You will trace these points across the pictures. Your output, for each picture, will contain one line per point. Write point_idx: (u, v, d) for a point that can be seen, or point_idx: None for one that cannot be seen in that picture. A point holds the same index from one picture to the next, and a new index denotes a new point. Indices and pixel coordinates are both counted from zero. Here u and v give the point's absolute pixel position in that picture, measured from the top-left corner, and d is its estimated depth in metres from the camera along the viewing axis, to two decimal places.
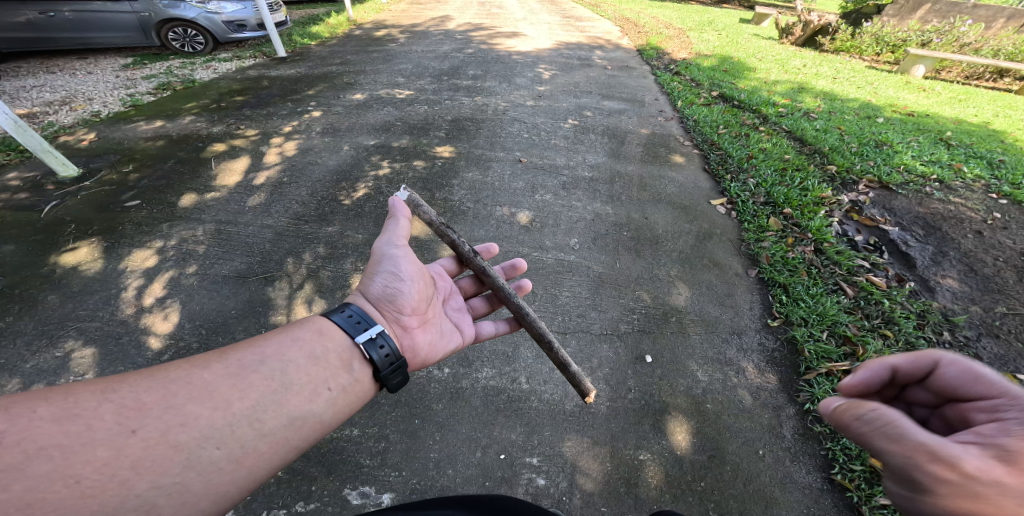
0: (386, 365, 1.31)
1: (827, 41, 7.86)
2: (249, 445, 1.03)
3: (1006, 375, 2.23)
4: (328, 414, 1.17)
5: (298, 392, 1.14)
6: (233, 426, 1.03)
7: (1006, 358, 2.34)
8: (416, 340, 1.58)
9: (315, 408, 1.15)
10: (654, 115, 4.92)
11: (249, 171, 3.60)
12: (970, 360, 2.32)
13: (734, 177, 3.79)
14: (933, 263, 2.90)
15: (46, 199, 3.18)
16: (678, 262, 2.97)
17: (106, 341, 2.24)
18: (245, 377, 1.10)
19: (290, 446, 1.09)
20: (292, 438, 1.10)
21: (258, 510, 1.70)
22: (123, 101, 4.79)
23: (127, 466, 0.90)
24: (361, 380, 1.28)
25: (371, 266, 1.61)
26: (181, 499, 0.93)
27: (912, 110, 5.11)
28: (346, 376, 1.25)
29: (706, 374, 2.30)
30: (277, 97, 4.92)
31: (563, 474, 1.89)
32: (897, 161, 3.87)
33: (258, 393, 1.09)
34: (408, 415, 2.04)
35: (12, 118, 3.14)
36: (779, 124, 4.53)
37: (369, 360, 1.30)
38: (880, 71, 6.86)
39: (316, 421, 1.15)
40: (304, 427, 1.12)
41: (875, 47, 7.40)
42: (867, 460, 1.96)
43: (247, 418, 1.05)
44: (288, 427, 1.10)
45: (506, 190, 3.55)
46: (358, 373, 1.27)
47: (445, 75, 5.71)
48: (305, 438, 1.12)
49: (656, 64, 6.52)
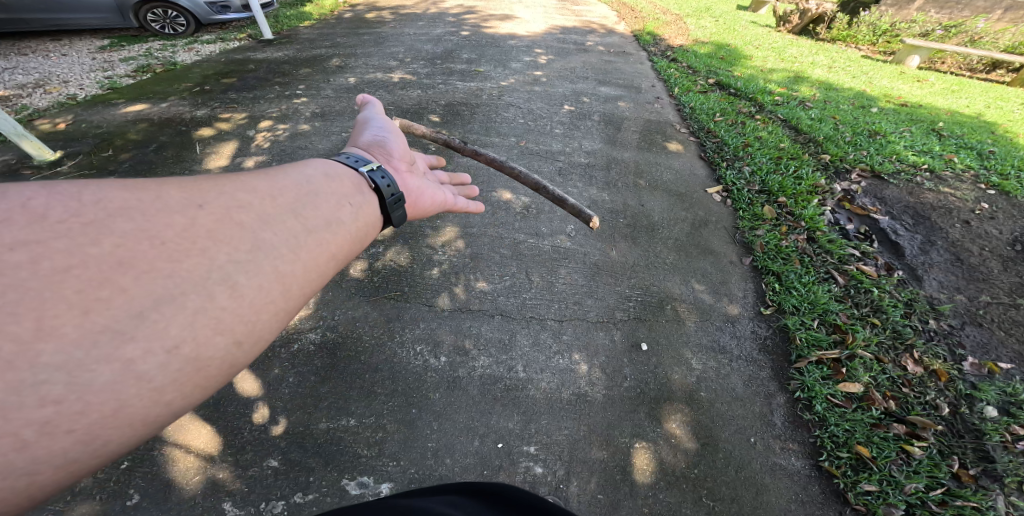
0: (390, 195, 1.10)
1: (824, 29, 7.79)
2: (307, 240, 0.84)
3: (987, 364, 2.28)
4: (354, 227, 0.97)
5: (309, 201, 0.90)
6: (280, 218, 0.83)
7: (988, 346, 2.38)
8: (410, 179, 1.36)
9: (340, 218, 0.94)
10: (651, 101, 4.87)
11: (236, 155, 3.50)
12: (954, 348, 2.35)
13: (730, 164, 3.77)
14: (921, 252, 2.93)
15: (22, 185, 3.06)
16: (674, 249, 2.96)
17: None
18: (242, 182, 0.83)
19: (327, 255, 0.87)
20: (326, 250, 0.88)
21: (255, 503, 1.67)
22: (101, 83, 4.61)
23: (200, 238, 0.71)
24: (374, 203, 1.07)
25: (354, 133, 1.47)
26: (215, 307, 0.68)
27: (906, 100, 5.12)
28: (360, 196, 1.03)
29: (700, 361, 2.31)
30: (263, 80, 4.77)
31: (560, 462, 1.89)
32: (890, 150, 3.86)
33: (289, 195, 0.89)
34: (404, 405, 2.02)
35: None
36: (775, 112, 4.50)
37: (376, 187, 1.10)
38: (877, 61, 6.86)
39: (344, 230, 0.94)
40: (336, 236, 0.91)
41: (872, 36, 7.41)
42: (853, 448, 1.98)
43: (289, 211, 0.85)
44: (317, 236, 0.87)
45: (502, 176, 3.50)
46: (369, 195, 1.06)
47: (439, 58, 5.59)
48: (341, 248, 0.91)
49: (653, 49, 6.44)
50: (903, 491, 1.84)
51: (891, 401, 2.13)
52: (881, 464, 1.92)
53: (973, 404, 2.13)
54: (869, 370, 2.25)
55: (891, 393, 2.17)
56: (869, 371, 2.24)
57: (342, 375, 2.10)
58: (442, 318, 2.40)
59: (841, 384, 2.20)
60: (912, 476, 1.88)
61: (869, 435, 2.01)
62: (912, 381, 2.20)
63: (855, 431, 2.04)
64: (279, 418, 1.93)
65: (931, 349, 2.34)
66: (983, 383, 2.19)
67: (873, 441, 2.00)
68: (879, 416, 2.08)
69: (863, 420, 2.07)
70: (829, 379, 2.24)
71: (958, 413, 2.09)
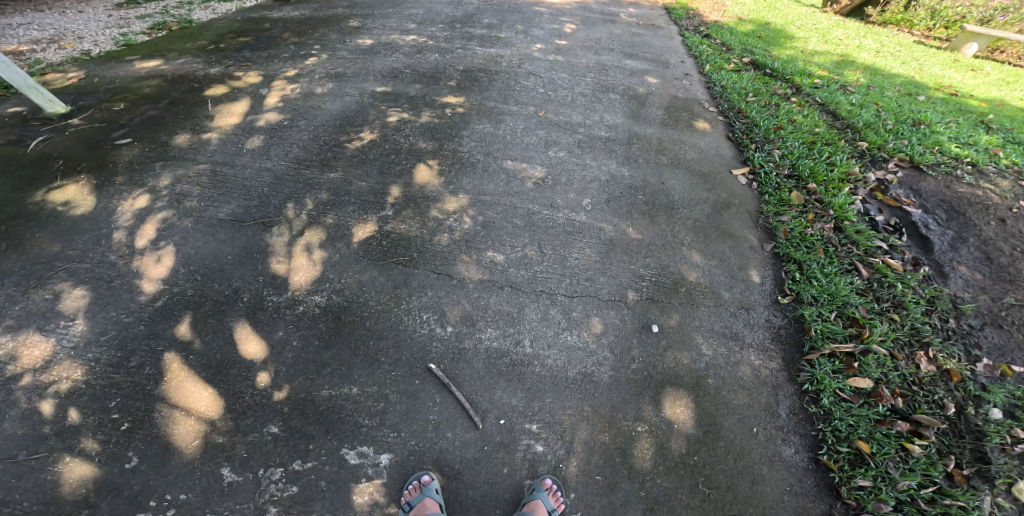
0: None
1: (876, 12, 7.30)
2: None
3: (1001, 366, 2.15)
4: None
5: None
6: None
7: (1005, 349, 2.25)
8: None
9: None
10: (679, 78, 4.65)
11: (248, 113, 3.43)
12: (969, 348, 2.24)
13: (759, 146, 3.61)
14: (951, 249, 2.76)
15: (32, 135, 3.04)
16: (693, 231, 2.85)
17: (97, 283, 2.17)
18: None
19: None
20: None
21: (254, 468, 1.66)
22: (115, 40, 4.54)
23: None
24: None
25: None
26: None
27: (957, 90, 4.81)
28: None
29: (710, 348, 2.23)
30: (278, 39, 4.66)
31: (561, 441, 1.85)
32: (932, 141, 3.64)
33: None
34: (408, 375, 1.98)
35: None
36: (813, 95, 4.27)
37: None
38: (929, 47, 6.46)
39: None
40: None
41: (929, 21, 6.92)
42: (853, 442, 1.92)
43: None
44: None
45: (518, 144, 3.39)
46: None
47: (458, 22, 5.39)
48: None
49: (686, 24, 6.14)
50: (895, 487, 1.78)
51: (899, 398, 2.04)
52: (878, 460, 1.86)
53: (980, 405, 2.03)
54: (881, 366, 2.16)
55: (900, 390, 2.08)
56: (881, 367, 2.15)
57: (347, 340, 2.07)
58: (451, 286, 2.35)
59: (851, 379, 2.11)
60: (907, 473, 1.82)
61: (871, 431, 1.95)
62: (923, 380, 2.10)
63: (858, 427, 1.97)
64: (282, 383, 1.90)
65: (946, 348, 2.22)
66: (993, 385, 2.09)
67: (874, 437, 1.93)
68: (885, 413, 2.01)
69: (868, 416, 1.99)
70: (839, 373, 2.16)
71: (962, 413, 2.00)
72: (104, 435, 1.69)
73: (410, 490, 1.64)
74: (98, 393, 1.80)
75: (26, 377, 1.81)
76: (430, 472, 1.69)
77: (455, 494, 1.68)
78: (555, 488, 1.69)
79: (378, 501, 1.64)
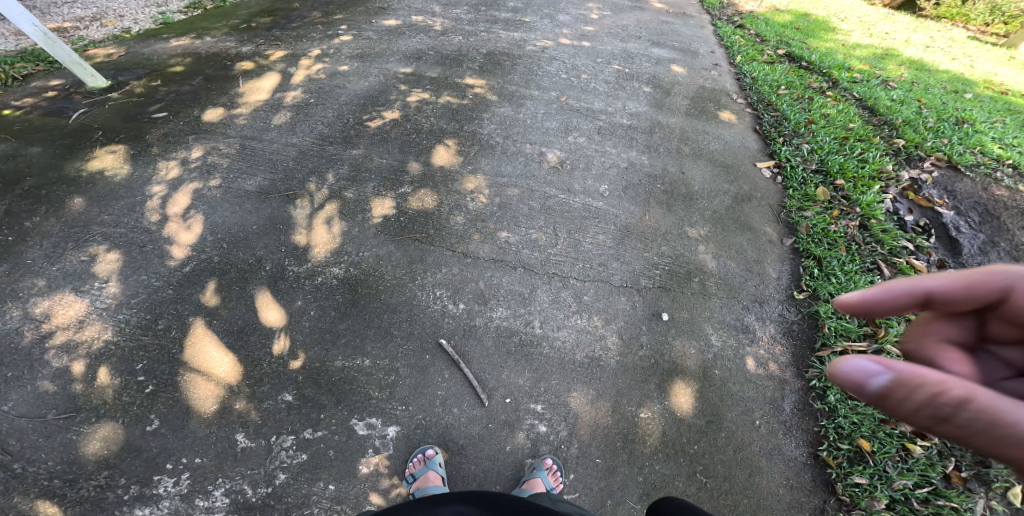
0: None
1: (930, 5, 6.81)
2: None
3: None
4: None
5: None
6: None
7: None
8: None
9: None
10: (708, 68, 4.53)
11: (276, 90, 3.52)
12: None
13: (787, 140, 3.51)
14: (981, 253, 2.65)
15: (73, 107, 3.19)
16: (711, 222, 2.81)
17: (131, 248, 2.29)
18: None
19: None
20: None
21: (268, 434, 1.75)
22: (154, 18, 4.68)
23: None
24: None
25: None
26: None
27: (1009, 89, 4.55)
28: None
29: (720, 339, 2.22)
30: (307, 19, 4.73)
31: (564, 423, 1.89)
32: (974, 141, 3.47)
33: None
34: (419, 350, 2.04)
35: (40, 29, 3.08)
36: (849, 90, 4.11)
37: None
38: (983, 43, 6.11)
39: None
40: None
41: (988, 16, 6.48)
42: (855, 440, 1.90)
43: None
44: None
45: (538, 128, 3.39)
46: None
47: (484, 5, 5.36)
48: None
49: (718, 13, 5.96)
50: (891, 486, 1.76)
51: None
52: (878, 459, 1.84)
53: None
54: None
55: None
56: None
57: (362, 312, 2.14)
58: (466, 264, 2.39)
59: None
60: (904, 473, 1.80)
61: (874, 430, 1.92)
62: None
63: (861, 425, 1.94)
64: (298, 350, 1.99)
65: None
66: None
67: (876, 436, 1.90)
68: None
69: (873, 415, 1.97)
70: None
71: None
72: (129, 396, 1.80)
73: (413, 463, 1.70)
74: (125, 354, 1.92)
75: (62, 335, 1.94)
76: (434, 446, 1.75)
77: (456, 468, 1.73)
78: (555, 468, 1.72)
79: (382, 471, 1.71)
